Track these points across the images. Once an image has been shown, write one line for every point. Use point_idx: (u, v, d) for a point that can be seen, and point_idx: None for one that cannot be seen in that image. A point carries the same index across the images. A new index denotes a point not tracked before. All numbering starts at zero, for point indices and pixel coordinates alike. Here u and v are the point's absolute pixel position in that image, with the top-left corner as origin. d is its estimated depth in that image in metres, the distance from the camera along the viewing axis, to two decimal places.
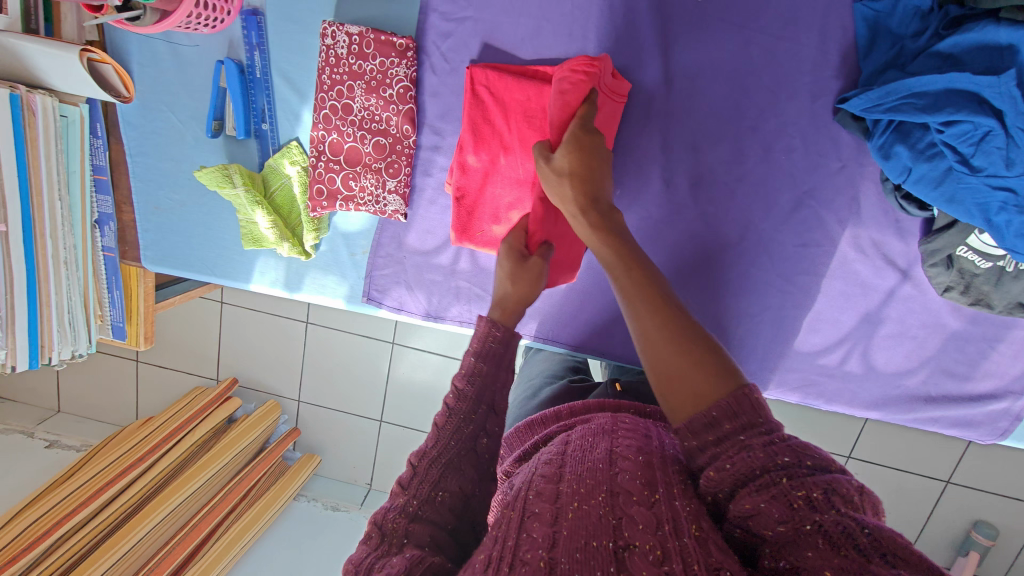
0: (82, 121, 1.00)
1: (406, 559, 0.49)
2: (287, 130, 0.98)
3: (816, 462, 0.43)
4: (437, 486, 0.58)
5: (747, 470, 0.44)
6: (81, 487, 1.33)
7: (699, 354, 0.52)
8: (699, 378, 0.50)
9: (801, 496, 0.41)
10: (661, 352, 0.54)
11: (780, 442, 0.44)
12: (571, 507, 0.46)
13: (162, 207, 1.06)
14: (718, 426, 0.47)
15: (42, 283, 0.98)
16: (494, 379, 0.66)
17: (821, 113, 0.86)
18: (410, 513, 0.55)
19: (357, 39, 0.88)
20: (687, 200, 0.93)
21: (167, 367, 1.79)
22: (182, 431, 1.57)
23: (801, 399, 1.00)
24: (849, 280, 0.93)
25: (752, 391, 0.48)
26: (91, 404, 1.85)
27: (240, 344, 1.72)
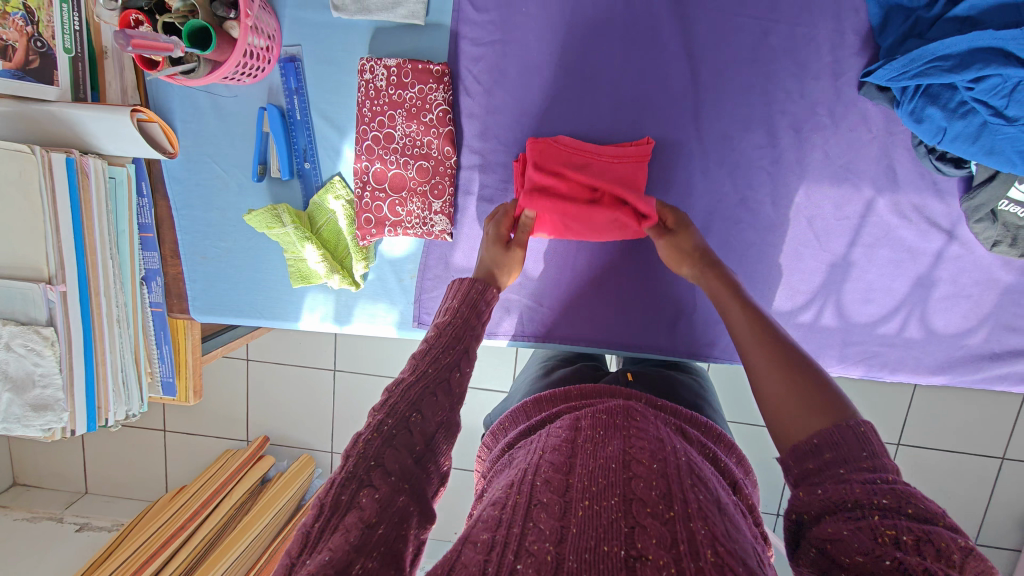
0: (129, 182, 1.02)
1: (374, 499, 0.52)
2: (328, 166, 1.01)
3: (919, 511, 0.44)
4: (411, 406, 0.60)
5: (838, 500, 0.47)
6: (128, 561, 1.36)
7: (810, 388, 0.57)
8: (806, 411, 0.55)
9: (889, 535, 0.43)
10: (778, 388, 0.59)
11: (881, 484, 0.47)
12: (580, 504, 0.50)
13: (208, 257, 1.07)
14: (820, 455, 0.52)
15: (98, 342, 0.98)
16: (468, 323, 0.72)
17: (845, 90, 0.90)
18: (387, 436, 0.57)
19: (395, 70, 0.92)
20: (726, 187, 0.95)
21: (195, 433, 1.73)
22: (220, 494, 1.55)
23: (865, 372, 1.00)
24: (896, 247, 0.94)
25: (859, 425, 0.51)
26: (117, 482, 1.78)
27: (269, 399, 1.68)
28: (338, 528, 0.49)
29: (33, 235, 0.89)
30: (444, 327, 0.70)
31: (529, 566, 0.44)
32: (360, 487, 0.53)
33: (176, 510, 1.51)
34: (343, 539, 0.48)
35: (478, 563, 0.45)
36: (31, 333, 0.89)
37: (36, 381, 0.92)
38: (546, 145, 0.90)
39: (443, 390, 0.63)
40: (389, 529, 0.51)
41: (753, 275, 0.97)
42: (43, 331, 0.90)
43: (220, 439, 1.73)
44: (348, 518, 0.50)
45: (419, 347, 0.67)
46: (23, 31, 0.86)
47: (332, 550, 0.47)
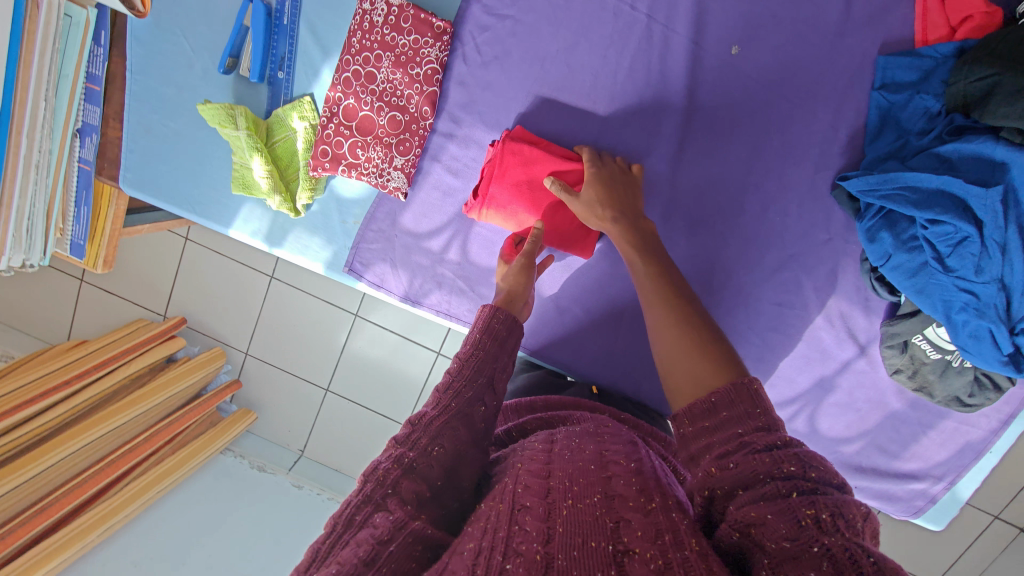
0: (87, 26, 0.95)
1: (389, 519, 0.49)
2: (302, 84, 0.96)
3: (821, 476, 0.44)
4: (433, 440, 0.58)
5: (750, 475, 0.45)
6: (18, 390, 1.30)
7: (713, 357, 0.59)
8: (707, 371, 0.58)
9: (811, 515, 0.40)
10: (684, 359, 0.61)
11: (786, 451, 0.45)
12: (564, 503, 0.47)
13: (153, 131, 1.01)
14: (716, 413, 0.52)
15: (8, 183, 0.92)
16: (493, 357, 0.69)
17: (820, 186, 0.91)
18: (423, 446, 0.57)
19: (396, 11, 0.88)
20: (682, 240, 0.95)
21: (111, 292, 1.68)
22: (116, 361, 1.48)
23: None
24: (812, 345, 0.98)
25: (753, 384, 0.52)
26: (17, 315, 1.72)
27: (196, 285, 1.64)
28: (349, 543, 0.48)
29: None
30: (467, 359, 0.67)
31: (519, 566, 0.41)
32: (375, 508, 0.51)
33: (67, 363, 1.43)
34: (352, 553, 0.46)
35: (464, 568, 0.42)
36: None
37: None
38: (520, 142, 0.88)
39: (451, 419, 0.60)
40: (400, 548, 0.47)
41: None
42: None
43: (133, 307, 1.68)
44: (361, 534, 0.48)
45: (440, 382, 0.64)
46: None
47: (340, 563, 0.45)
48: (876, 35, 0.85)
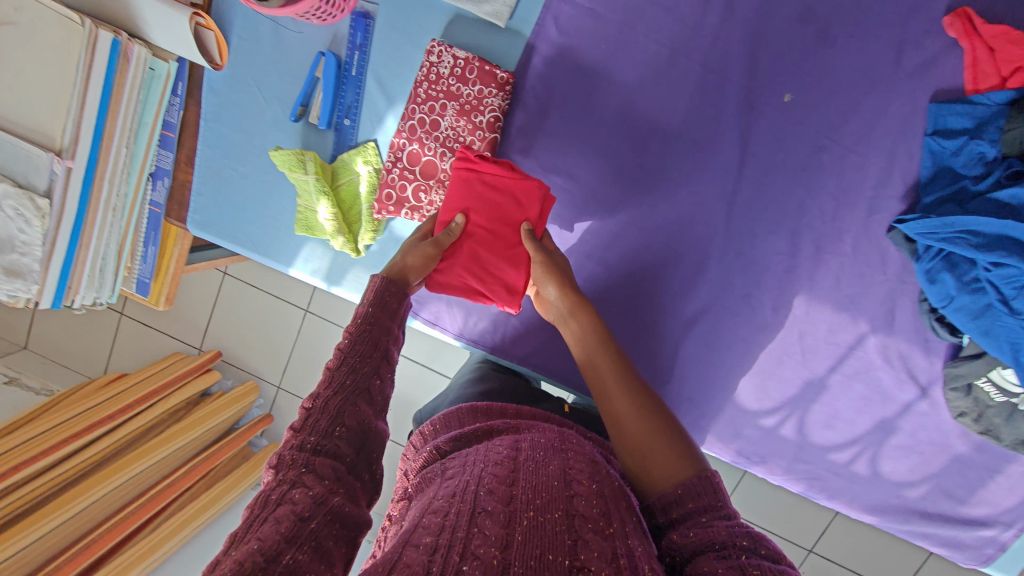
0: (166, 78, 0.99)
1: (308, 496, 0.53)
2: (367, 130, 1.00)
3: (769, 552, 0.49)
4: (333, 421, 0.61)
5: (706, 541, 0.51)
6: (63, 424, 1.31)
7: (669, 434, 0.63)
8: (675, 460, 0.60)
9: (754, 573, 0.46)
10: (641, 431, 0.64)
11: (739, 528, 0.51)
12: (525, 515, 0.50)
13: (222, 176, 1.06)
14: (682, 505, 0.56)
15: (87, 226, 0.97)
16: (385, 329, 0.73)
17: (876, 227, 0.91)
18: (328, 428, 0.60)
19: (461, 63, 0.92)
20: (736, 279, 0.96)
21: (152, 327, 1.72)
22: (156, 397, 1.50)
23: (804, 490, 1.03)
24: (871, 386, 0.97)
25: (714, 477, 0.57)
26: (62, 349, 1.76)
27: (231, 319, 1.66)
28: (268, 519, 0.50)
29: (55, 104, 0.87)
30: (356, 335, 0.70)
31: (475, 568, 0.45)
32: (291, 487, 0.54)
33: (110, 397, 1.45)
34: (274, 530, 0.49)
35: (422, 564, 0.45)
36: (25, 200, 0.87)
37: (16, 247, 0.89)
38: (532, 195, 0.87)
39: (346, 405, 0.63)
40: (321, 525, 0.52)
41: (735, 367, 1.00)
42: (37, 201, 0.88)
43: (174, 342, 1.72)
44: (280, 510, 0.51)
45: (332, 359, 0.67)
46: None
47: (261, 539, 0.48)
48: (928, 83, 0.87)
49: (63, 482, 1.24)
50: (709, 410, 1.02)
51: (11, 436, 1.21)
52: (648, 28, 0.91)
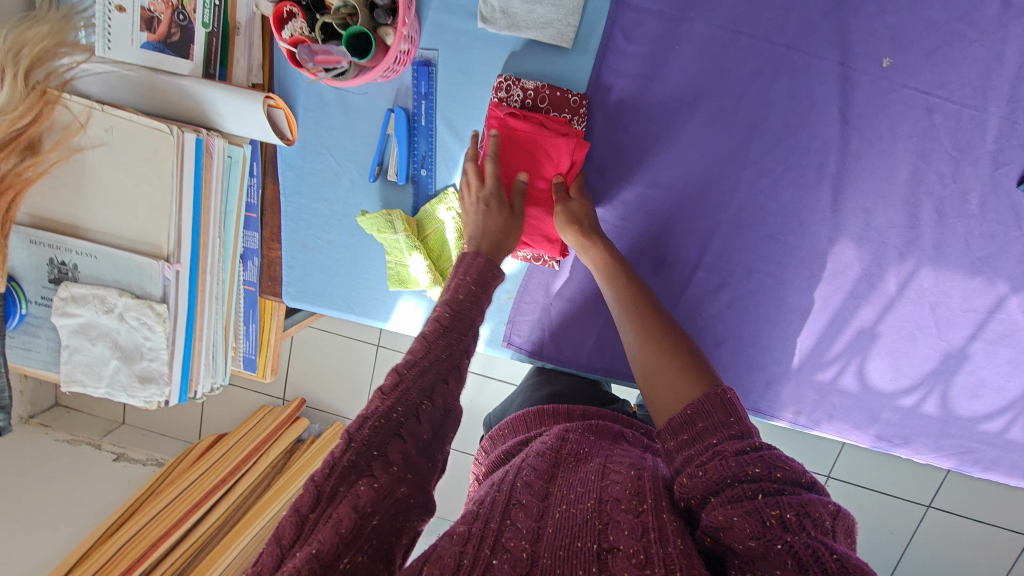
0: (243, 162, 0.99)
1: (373, 487, 0.54)
2: (444, 177, 1.00)
3: (787, 476, 0.47)
4: (422, 394, 0.63)
5: (719, 480, 0.49)
6: (181, 495, 1.39)
7: (684, 367, 0.65)
8: (685, 386, 0.62)
9: (774, 515, 0.44)
10: (662, 368, 0.67)
11: (754, 454, 0.49)
12: (557, 507, 0.53)
13: (309, 246, 1.07)
14: (693, 425, 0.56)
15: (199, 318, 1.00)
16: (473, 299, 0.74)
17: (1002, 182, 0.86)
18: (408, 399, 0.61)
19: (532, 93, 0.89)
20: (852, 260, 0.92)
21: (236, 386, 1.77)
22: (258, 452, 1.57)
23: (956, 464, 0.98)
24: (1018, 348, 0.91)
25: (726, 395, 0.56)
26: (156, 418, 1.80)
27: (308, 365, 1.70)
28: (330, 517, 0.51)
29: (158, 211, 0.88)
30: (445, 307, 0.72)
31: (505, 562, 0.47)
32: (358, 476, 0.55)
33: (217, 460, 1.52)
34: (332, 532, 0.50)
35: (452, 553, 0.48)
36: (145, 308, 0.90)
37: (144, 354, 0.92)
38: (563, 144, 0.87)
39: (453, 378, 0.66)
40: (383, 521, 0.53)
41: (862, 350, 0.96)
42: (156, 308, 0.90)
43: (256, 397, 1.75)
44: (341, 508, 0.52)
45: (426, 326, 0.70)
46: (169, 3, 0.88)
47: (320, 543, 0.49)
48: None
49: (196, 550, 1.34)
50: (839, 397, 0.98)
51: (138, 518, 1.30)
52: (724, 18, 0.86)
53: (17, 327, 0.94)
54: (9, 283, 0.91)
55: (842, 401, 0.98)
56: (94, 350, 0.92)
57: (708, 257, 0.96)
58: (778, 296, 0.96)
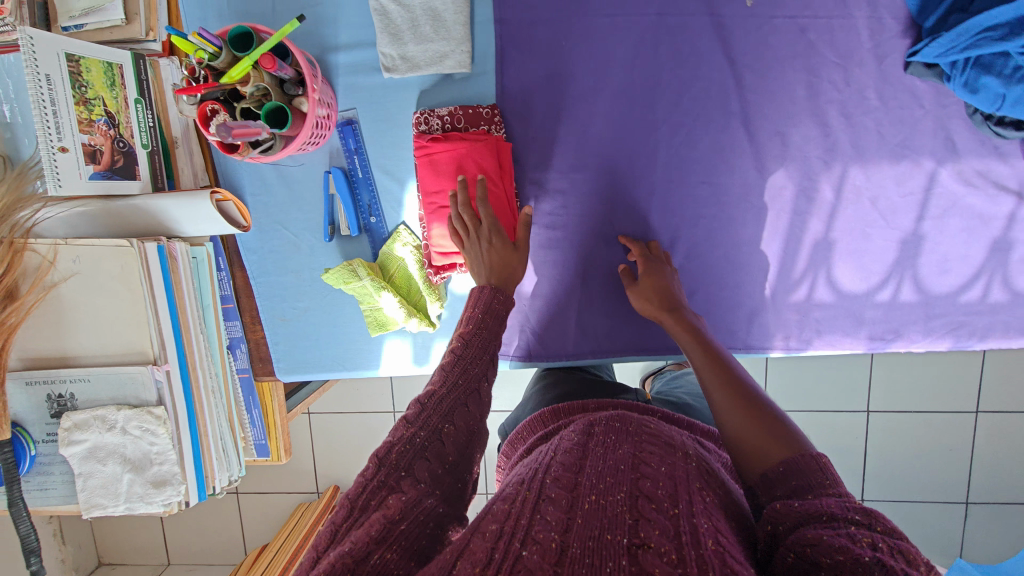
0: (208, 259, 1.06)
1: (401, 500, 0.56)
2: (393, 217, 1.05)
3: (884, 528, 0.51)
4: (443, 419, 0.66)
5: (814, 513, 0.54)
6: None
7: (765, 417, 0.68)
8: (772, 436, 0.65)
9: (865, 541, 0.49)
10: (740, 413, 0.70)
11: (850, 503, 0.54)
12: (586, 499, 0.53)
13: (289, 318, 1.12)
14: (787, 482, 0.60)
15: (200, 415, 1.03)
16: (487, 333, 0.79)
17: (892, 71, 0.91)
18: (443, 419, 0.66)
19: (448, 118, 0.96)
20: (785, 180, 0.97)
21: (272, 492, 1.87)
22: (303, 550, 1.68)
23: (954, 343, 0.99)
24: (966, 214, 0.94)
25: (819, 458, 0.60)
26: (200, 550, 1.92)
27: (335, 448, 1.83)
28: (365, 522, 0.54)
29: (136, 321, 0.93)
30: (468, 338, 0.76)
31: (534, 552, 0.47)
32: (389, 492, 0.57)
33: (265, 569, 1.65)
34: (364, 533, 0.51)
35: (485, 548, 0.47)
36: (145, 415, 0.93)
37: (153, 459, 0.95)
38: (489, 148, 0.93)
39: (478, 397, 0.71)
40: (411, 525, 0.54)
41: (824, 260, 0.99)
42: (155, 411, 0.93)
43: (294, 496, 1.86)
44: (374, 515, 0.54)
45: (444, 359, 0.73)
46: (108, 135, 0.95)
47: (352, 542, 0.50)
48: None
49: None
50: (820, 312, 1.01)
51: None
52: (595, 6, 0.94)
53: (31, 470, 0.96)
54: (15, 429, 0.94)
55: (823, 314, 1.01)
56: (106, 470, 0.95)
57: (654, 218, 1.01)
58: (729, 235, 1.00)
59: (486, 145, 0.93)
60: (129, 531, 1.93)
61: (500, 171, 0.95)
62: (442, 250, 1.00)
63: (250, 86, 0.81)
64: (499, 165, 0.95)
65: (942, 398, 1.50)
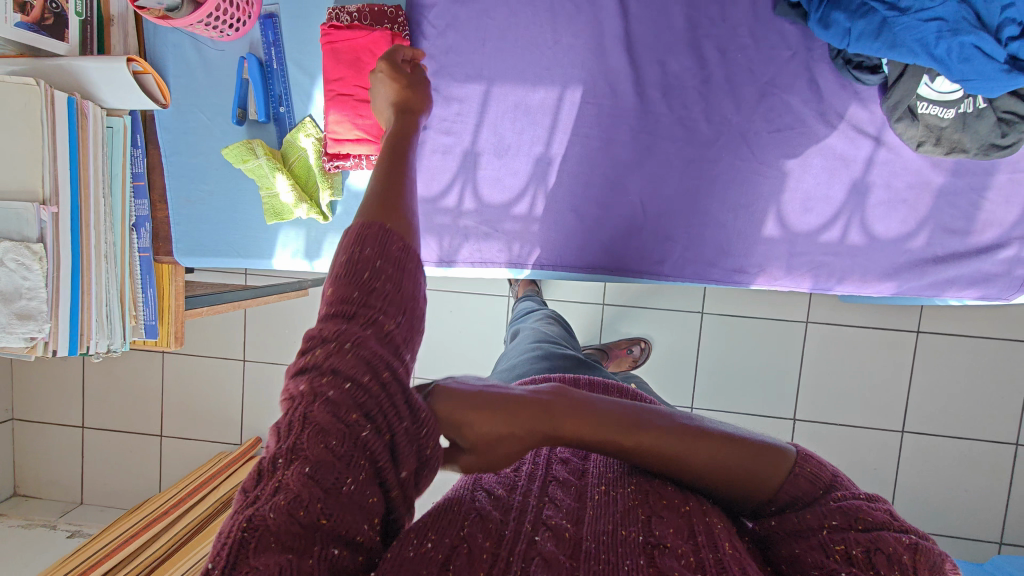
0: (125, 132, 1.13)
1: (346, 391, 0.43)
2: (301, 109, 1.11)
3: (870, 523, 0.45)
4: (371, 267, 0.49)
5: (793, 526, 0.48)
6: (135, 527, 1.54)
7: (751, 448, 0.51)
8: (760, 472, 0.50)
9: (839, 551, 0.45)
10: (709, 467, 0.51)
11: (833, 506, 0.47)
12: (596, 493, 0.53)
13: (192, 200, 1.16)
14: (777, 505, 0.51)
15: (86, 271, 1.06)
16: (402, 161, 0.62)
17: (762, 12, 0.98)
18: (362, 284, 0.48)
19: (355, 15, 1.03)
20: (663, 109, 1.03)
21: (195, 439, 1.87)
22: (209, 487, 1.68)
23: (815, 283, 1.02)
24: (827, 155, 0.99)
25: (807, 467, 0.50)
26: (112, 490, 1.89)
27: (262, 397, 1.83)
28: (309, 423, 0.42)
29: (31, 160, 0.98)
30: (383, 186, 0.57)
31: (548, 539, 0.47)
32: (324, 375, 0.44)
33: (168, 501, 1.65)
34: (320, 445, 0.41)
35: (492, 541, 0.46)
36: (22, 248, 0.97)
37: (23, 293, 0.98)
38: (388, 40, 1.01)
39: (397, 230, 0.52)
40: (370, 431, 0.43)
41: (697, 189, 1.03)
42: (33, 247, 0.97)
43: (214, 445, 1.86)
44: (318, 412, 0.42)
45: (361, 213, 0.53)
46: None
47: (313, 463, 0.41)
48: None
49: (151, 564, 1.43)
50: (692, 242, 1.04)
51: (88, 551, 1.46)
52: None
53: None
54: None
55: (694, 244, 1.04)
56: None
57: (541, 134, 1.06)
58: (609, 156, 1.05)
59: (385, 37, 1.00)
60: (43, 458, 1.91)
61: None
62: (339, 137, 1.04)
63: None
64: None
65: (847, 390, 1.51)
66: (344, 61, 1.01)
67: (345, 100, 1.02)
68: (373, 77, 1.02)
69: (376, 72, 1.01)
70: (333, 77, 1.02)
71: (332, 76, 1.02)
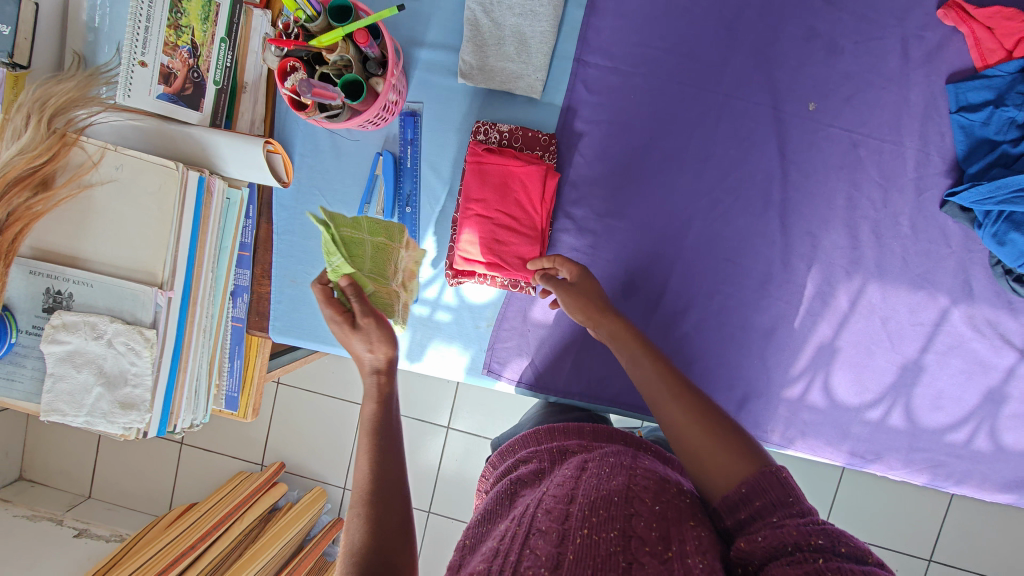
0: (239, 204, 1.07)
1: None
2: (428, 213, 1.08)
3: (850, 550, 0.50)
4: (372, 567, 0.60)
5: (779, 545, 0.53)
6: (155, 559, 1.34)
7: (725, 434, 0.66)
8: (736, 462, 0.63)
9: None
10: (697, 436, 0.67)
11: (815, 527, 0.53)
12: (578, 532, 0.55)
13: (298, 280, 1.13)
14: (750, 503, 0.59)
15: (185, 350, 1.02)
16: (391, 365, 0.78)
17: (927, 204, 0.97)
18: None
19: (507, 135, 1.00)
20: (806, 280, 1.00)
21: (215, 450, 1.77)
22: (231, 518, 1.53)
23: (929, 480, 1.00)
24: (968, 358, 0.97)
25: (781, 474, 0.59)
26: (125, 489, 1.77)
27: (291, 427, 1.74)
28: None
29: (156, 242, 0.94)
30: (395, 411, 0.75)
31: None
32: None
33: (185, 528, 1.47)
34: None
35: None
36: (134, 334, 0.93)
37: (128, 380, 0.95)
38: (540, 172, 0.97)
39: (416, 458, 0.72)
40: None
41: (828, 363, 1.00)
42: (146, 333, 0.93)
43: (234, 462, 1.76)
44: None
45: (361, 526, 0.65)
46: (187, 63, 0.98)
47: None
48: (939, 68, 0.95)
49: None
50: (814, 414, 1.01)
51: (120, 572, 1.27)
52: (669, 72, 0.99)
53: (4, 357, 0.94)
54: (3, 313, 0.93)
55: (816, 418, 1.01)
56: (78, 377, 0.93)
57: (672, 281, 1.02)
58: (742, 316, 1.01)
59: (537, 167, 0.97)
60: (48, 446, 1.77)
61: (541, 193, 0.98)
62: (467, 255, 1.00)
63: (336, 55, 0.85)
64: (543, 188, 0.98)
65: None
66: (488, 180, 0.98)
67: (482, 221, 0.98)
68: (518, 204, 0.98)
69: (522, 201, 0.98)
70: (473, 195, 0.98)
71: (470, 193, 0.99)
